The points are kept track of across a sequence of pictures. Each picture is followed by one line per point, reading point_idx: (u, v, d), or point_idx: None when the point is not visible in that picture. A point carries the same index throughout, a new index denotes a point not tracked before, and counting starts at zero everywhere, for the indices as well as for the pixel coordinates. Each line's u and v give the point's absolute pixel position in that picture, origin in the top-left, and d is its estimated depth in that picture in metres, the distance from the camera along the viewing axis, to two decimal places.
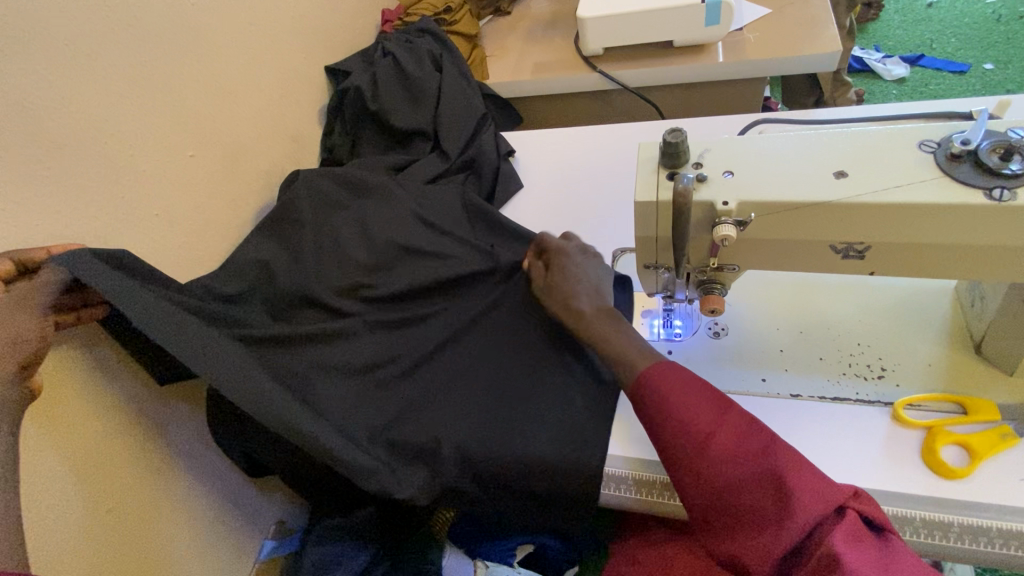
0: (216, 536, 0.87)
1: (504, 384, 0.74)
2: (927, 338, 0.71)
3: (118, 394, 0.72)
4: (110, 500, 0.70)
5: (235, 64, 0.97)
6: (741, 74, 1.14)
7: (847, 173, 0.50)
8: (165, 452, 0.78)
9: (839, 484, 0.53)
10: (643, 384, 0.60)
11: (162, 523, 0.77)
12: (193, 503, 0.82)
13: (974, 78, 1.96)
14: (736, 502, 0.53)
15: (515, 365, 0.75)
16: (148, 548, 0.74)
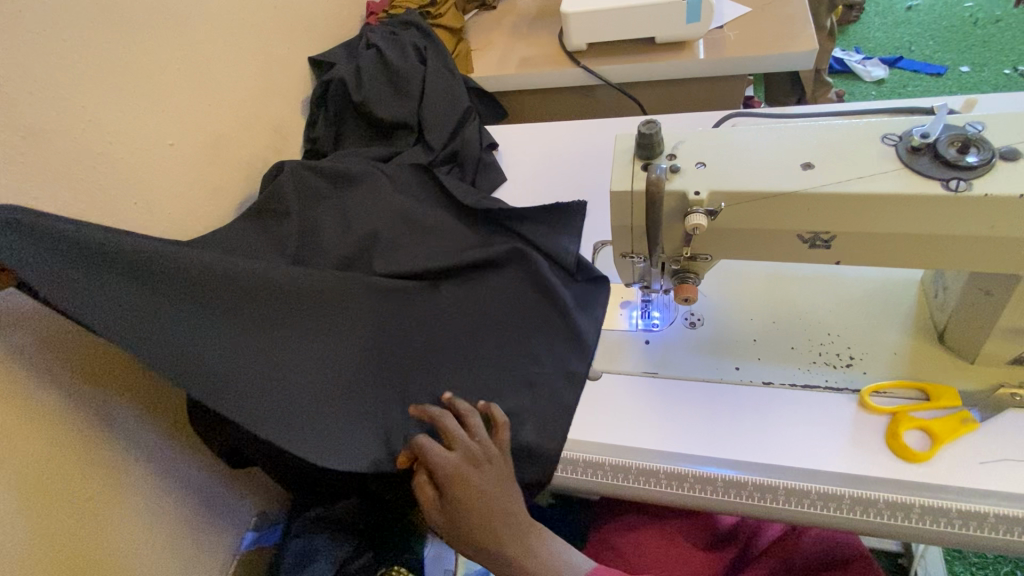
0: (173, 517, 0.87)
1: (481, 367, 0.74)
2: (894, 327, 0.74)
3: (58, 376, 0.70)
4: (56, 484, 0.70)
5: (216, 53, 0.96)
6: (722, 71, 1.16)
7: (814, 164, 0.52)
8: (116, 435, 0.78)
9: None
10: None
11: (113, 505, 0.77)
12: (146, 487, 0.83)
13: (951, 80, 2.01)
14: None
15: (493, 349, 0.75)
16: (99, 529, 0.75)
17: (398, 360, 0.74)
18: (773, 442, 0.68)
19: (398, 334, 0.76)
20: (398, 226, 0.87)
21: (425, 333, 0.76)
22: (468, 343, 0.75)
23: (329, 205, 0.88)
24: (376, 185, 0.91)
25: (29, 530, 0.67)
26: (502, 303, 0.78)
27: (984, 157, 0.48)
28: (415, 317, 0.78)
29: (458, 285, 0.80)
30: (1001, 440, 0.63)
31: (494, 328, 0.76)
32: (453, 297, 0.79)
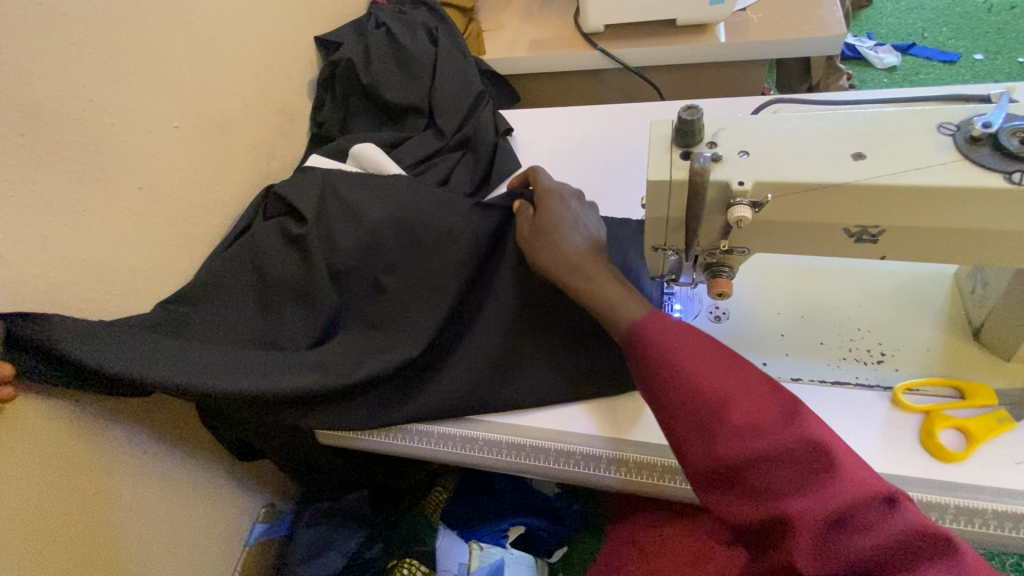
0: (201, 487, 0.89)
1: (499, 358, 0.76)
2: (927, 323, 0.72)
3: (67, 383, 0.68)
4: (88, 484, 0.71)
5: (221, 31, 0.92)
6: (745, 55, 1.12)
7: (865, 154, 0.50)
8: (127, 424, 0.76)
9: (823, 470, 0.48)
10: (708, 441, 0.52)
11: (108, 504, 0.73)
12: (171, 463, 0.83)
13: (963, 68, 1.97)
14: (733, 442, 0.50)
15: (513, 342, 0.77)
16: (138, 513, 0.78)
17: (418, 392, 0.76)
18: None
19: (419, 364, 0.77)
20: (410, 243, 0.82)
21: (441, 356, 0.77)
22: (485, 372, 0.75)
23: (337, 222, 0.84)
24: (385, 197, 0.86)
25: (45, 536, 0.66)
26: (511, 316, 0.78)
27: None
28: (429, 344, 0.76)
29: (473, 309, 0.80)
30: None
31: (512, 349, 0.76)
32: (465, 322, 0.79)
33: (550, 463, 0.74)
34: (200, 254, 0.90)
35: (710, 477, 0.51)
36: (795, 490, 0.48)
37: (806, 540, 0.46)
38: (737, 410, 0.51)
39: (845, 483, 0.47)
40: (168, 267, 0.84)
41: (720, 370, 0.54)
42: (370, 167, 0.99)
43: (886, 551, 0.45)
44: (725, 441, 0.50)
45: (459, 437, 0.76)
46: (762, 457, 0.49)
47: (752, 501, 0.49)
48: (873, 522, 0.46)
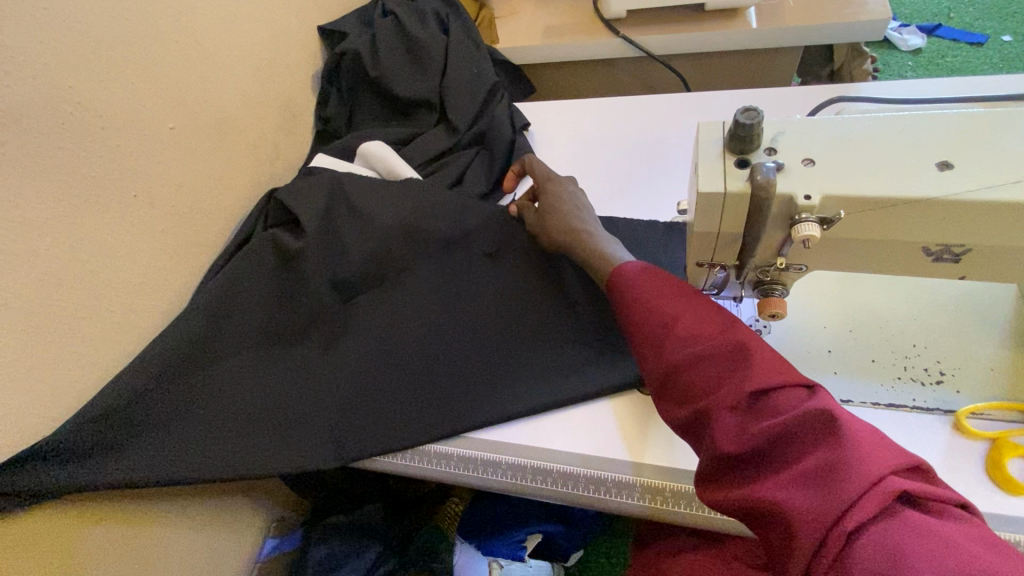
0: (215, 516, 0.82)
1: (516, 367, 0.75)
2: (989, 339, 0.66)
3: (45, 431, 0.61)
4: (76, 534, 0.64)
5: (217, 21, 0.86)
6: (777, 42, 1.04)
7: (952, 164, 0.44)
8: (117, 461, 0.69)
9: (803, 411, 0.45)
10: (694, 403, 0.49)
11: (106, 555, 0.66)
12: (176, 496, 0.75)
13: (992, 50, 1.87)
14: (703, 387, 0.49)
15: (530, 352, 0.75)
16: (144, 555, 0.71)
17: (437, 410, 0.73)
18: None
19: (429, 386, 0.74)
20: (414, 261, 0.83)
21: (456, 369, 0.75)
22: (504, 392, 0.73)
23: (347, 231, 0.81)
24: (398, 203, 0.84)
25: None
26: (527, 326, 0.77)
27: None
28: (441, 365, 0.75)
29: (487, 324, 0.78)
30: None
31: (533, 365, 0.74)
32: (476, 338, 0.77)
33: (570, 488, 0.69)
34: (201, 264, 0.84)
35: (655, 386, 0.53)
36: (718, 382, 0.48)
37: (725, 424, 0.46)
38: (680, 322, 0.53)
39: (764, 375, 0.47)
40: (168, 279, 0.79)
41: (669, 295, 0.55)
42: (380, 167, 0.93)
43: (797, 432, 0.44)
44: (664, 348, 0.52)
45: (482, 461, 0.71)
46: (691, 354, 0.50)
47: (684, 402, 0.50)
48: (785, 406, 0.46)
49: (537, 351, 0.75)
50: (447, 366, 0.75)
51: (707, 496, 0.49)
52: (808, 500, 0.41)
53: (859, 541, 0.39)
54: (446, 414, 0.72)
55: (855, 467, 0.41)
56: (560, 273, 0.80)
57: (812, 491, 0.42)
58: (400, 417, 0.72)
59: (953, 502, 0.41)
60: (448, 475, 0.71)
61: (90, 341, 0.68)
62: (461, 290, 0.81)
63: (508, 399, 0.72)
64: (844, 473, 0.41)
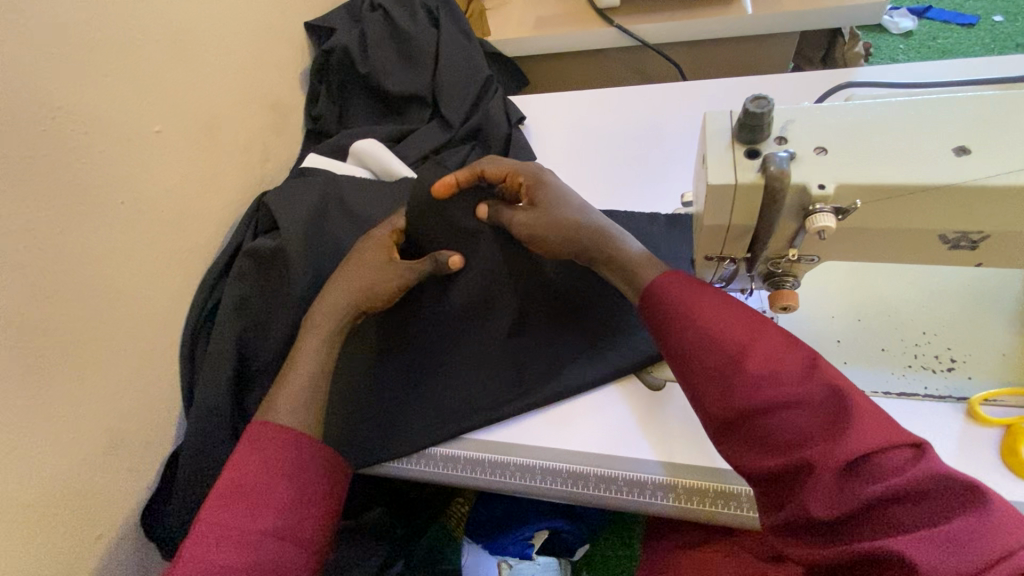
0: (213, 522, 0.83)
1: (520, 362, 0.73)
2: (1000, 324, 0.65)
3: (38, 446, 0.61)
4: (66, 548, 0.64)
5: (200, 19, 0.83)
6: (773, 28, 1.03)
7: (969, 149, 0.42)
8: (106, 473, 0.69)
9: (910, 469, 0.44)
10: (783, 451, 0.47)
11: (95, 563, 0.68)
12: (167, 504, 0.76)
13: (984, 31, 1.85)
14: (793, 433, 0.47)
15: (535, 344, 0.74)
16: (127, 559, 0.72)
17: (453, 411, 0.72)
18: None
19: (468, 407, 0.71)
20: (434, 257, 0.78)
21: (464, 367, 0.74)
22: (511, 389, 0.72)
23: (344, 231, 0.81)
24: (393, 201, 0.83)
25: None
26: (530, 321, 0.75)
27: None
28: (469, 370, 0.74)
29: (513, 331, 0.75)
30: None
31: (540, 361, 0.73)
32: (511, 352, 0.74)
33: (579, 488, 0.67)
34: (193, 271, 0.82)
35: (720, 424, 0.52)
36: (811, 434, 0.47)
37: (824, 482, 0.45)
38: (753, 358, 0.51)
39: (864, 429, 0.46)
40: (160, 288, 0.77)
41: (732, 327, 0.54)
42: (374, 166, 0.91)
43: (904, 492, 0.43)
44: (740, 389, 0.50)
45: (490, 463, 0.70)
46: (777, 400, 0.48)
47: (767, 448, 0.48)
48: (889, 465, 0.44)
49: (544, 345, 0.74)
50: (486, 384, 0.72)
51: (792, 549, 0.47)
52: (929, 560, 0.40)
53: None
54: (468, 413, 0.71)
55: (986, 538, 0.40)
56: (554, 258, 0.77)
57: (935, 552, 0.40)
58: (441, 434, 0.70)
59: None
60: (456, 478, 0.70)
61: (82, 353, 0.66)
62: (484, 295, 0.77)
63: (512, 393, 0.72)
64: (972, 542, 0.40)
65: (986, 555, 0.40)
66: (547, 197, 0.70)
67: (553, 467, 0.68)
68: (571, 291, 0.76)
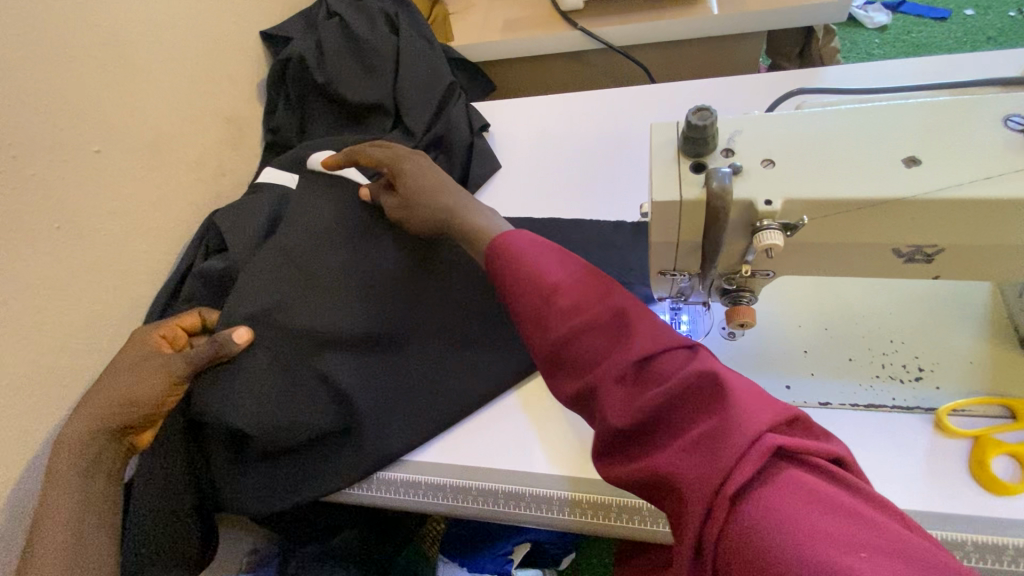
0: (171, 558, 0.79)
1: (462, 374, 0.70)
2: (967, 331, 0.64)
3: None
4: None
5: (142, 32, 0.79)
6: (741, 27, 1.01)
7: (920, 159, 0.40)
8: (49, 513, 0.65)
9: (681, 368, 0.43)
10: (583, 372, 0.45)
11: None
12: None
13: (956, 25, 1.85)
14: (586, 349, 0.45)
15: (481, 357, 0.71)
16: None
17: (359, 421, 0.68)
18: None
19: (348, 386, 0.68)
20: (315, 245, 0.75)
21: (401, 384, 0.70)
22: (416, 380, 0.70)
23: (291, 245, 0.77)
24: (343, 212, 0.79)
25: None
26: (483, 334, 0.72)
27: None
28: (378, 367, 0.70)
29: (394, 313, 0.73)
30: None
31: (430, 344, 0.72)
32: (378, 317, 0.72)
33: (544, 513, 0.65)
34: (142, 294, 0.79)
35: (544, 358, 0.48)
36: (599, 353, 0.45)
37: (613, 396, 0.43)
38: (563, 291, 0.47)
39: (643, 338, 0.44)
40: (105, 314, 0.74)
41: (560, 268, 0.49)
42: None
43: (687, 395, 0.42)
44: (547, 320, 0.47)
45: (452, 488, 0.67)
46: (575, 326, 0.45)
47: (568, 368, 0.46)
48: (668, 368, 0.43)
49: (441, 331, 0.73)
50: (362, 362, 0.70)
51: (606, 470, 0.45)
52: (696, 462, 0.39)
53: (739, 504, 0.37)
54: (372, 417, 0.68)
55: (735, 425, 0.39)
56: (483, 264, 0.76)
57: (701, 450, 0.39)
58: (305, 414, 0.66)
59: (832, 454, 0.39)
60: (417, 504, 0.68)
61: (15, 388, 0.63)
62: (360, 273, 0.74)
63: (425, 391, 0.69)
64: (723, 435, 0.39)
65: (736, 444, 0.38)
66: (405, 180, 0.71)
67: (517, 491, 0.65)
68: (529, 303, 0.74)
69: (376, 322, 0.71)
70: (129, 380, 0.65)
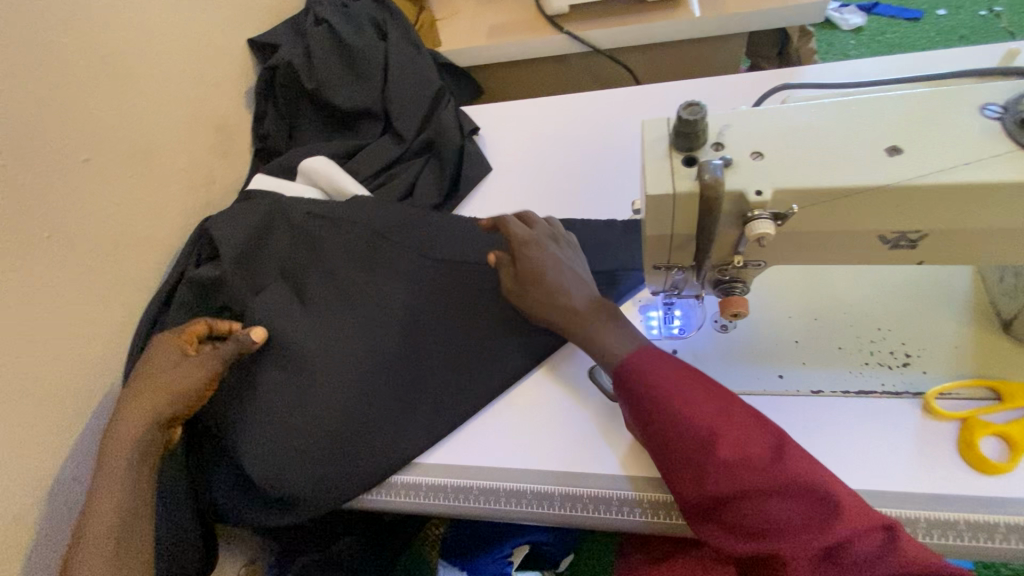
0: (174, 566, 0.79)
1: (465, 376, 0.71)
2: (951, 316, 0.65)
3: None
4: None
5: (127, 39, 0.79)
6: (723, 29, 1.03)
7: (902, 148, 0.42)
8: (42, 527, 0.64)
9: (865, 525, 0.48)
10: (756, 535, 0.49)
11: None
12: None
13: (928, 25, 1.90)
14: (769, 517, 0.49)
15: (484, 359, 0.72)
16: None
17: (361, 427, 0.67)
18: (839, 466, 0.59)
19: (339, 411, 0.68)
20: (302, 272, 0.77)
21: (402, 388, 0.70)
22: (410, 399, 0.69)
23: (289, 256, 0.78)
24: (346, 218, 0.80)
25: None
26: (483, 334, 0.73)
27: None
28: (380, 372, 0.70)
29: (406, 327, 0.73)
30: None
31: (424, 360, 0.71)
32: (371, 339, 0.72)
33: (544, 510, 0.65)
34: (133, 303, 0.78)
35: (699, 509, 0.52)
36: (794, 527, 0.48)
37: (805, 570, 0.48)
38: (727, 442, 0.51)
39: (844, 516, 0.48)
40: (94, 323, 0.73)
41: (707, 403, 0.54)
42: (324, 185, 0.88)
43: (866, 564, 0.47)
44: (717, 476, 0.50)
45: (452, 488, 0.67)
46: (765, 488, 0.49)
47: (740, 531, 0.50)
48: (857, 553, 0.47)
49: (433, 348, 0.72)
50: (349, 381, 0.69)
51: None
52: None
53: None
54: (375, 423, 0.68)
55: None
56: (485, 274, 0.76)
57: None
58: (304, 446, 0.66)
59: None
60: (434, 505, 0.67)
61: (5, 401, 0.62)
62: (369, 287, 0.76)
63: (418, 413, 0.69)
64: None
65: None
66: (555, 267, 0.64)
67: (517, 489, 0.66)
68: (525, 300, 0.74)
69: (370, 343, 0.72)
70: (168, 376, 0.65)
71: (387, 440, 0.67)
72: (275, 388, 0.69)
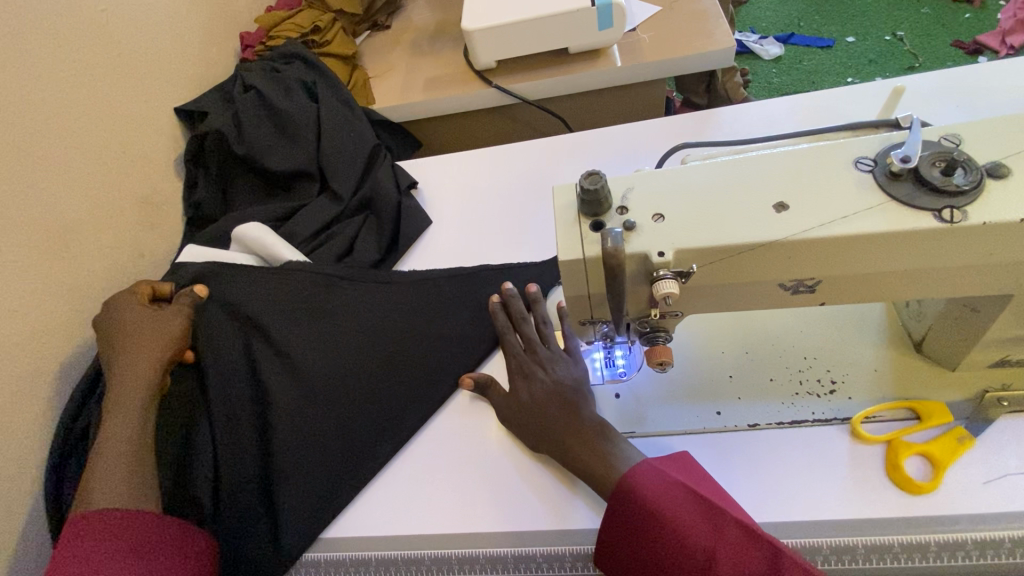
0: None
1: (388, 412, 0.71)
2: (869, 342, 0.69)
3: None
4: None
5: (45, 122, 0.78)
6: (644, 75, 1.09)
7: (788, 204, 0.45)
8: None
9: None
10: None
11: None
12: None
13: (840, 51, 2.02)
14: None
15: (404, 400, 0.71)
16: None
17: (298, 474, 0.66)
18: (778, 499, 0.60)
19: (327, 470, 0.67)
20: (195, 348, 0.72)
21: (328, 433, 0.69)
22: (386, 427, 0.70)
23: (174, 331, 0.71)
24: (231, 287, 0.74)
25: None
26: (404, 375, 0.73)
27: (973, 178, 0.43)
28: (310, 422, 0.69)
29: (326, 376, 0.71)
30: (1003, 452, 0.59)
31: (347, 414, 0.70)
32: (308, 392, 0.70)
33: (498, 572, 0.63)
34: (54, 394, 0.74)
35: None
36: None
37: None
38: (719, 561, 0.51)
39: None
40: (12, 419, 0.69)
41: (701, 521, 0.53)
42: (260, 251, 0.82)
43: None
44: None
45: (402, 561, 0.65)
46: None
47: None
48: None
49: (358, 402, 0.71)
50: (318, 437, 0.68)
51: None
52: None
53: None
54: (312, 474, 0.67)
55: None
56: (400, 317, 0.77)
57: None
58: (309, 516, 0.65)
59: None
60: None
61: None
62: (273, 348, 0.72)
63: (348, 466, 0.68)
64: None
65: None
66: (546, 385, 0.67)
67: (469, 556, 0.64)
68: (466, 349, 0.75)
69: (314, 395, 0.70)
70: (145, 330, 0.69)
71: (329, 483, 0.67)
72: (246, 482, 0.66)
